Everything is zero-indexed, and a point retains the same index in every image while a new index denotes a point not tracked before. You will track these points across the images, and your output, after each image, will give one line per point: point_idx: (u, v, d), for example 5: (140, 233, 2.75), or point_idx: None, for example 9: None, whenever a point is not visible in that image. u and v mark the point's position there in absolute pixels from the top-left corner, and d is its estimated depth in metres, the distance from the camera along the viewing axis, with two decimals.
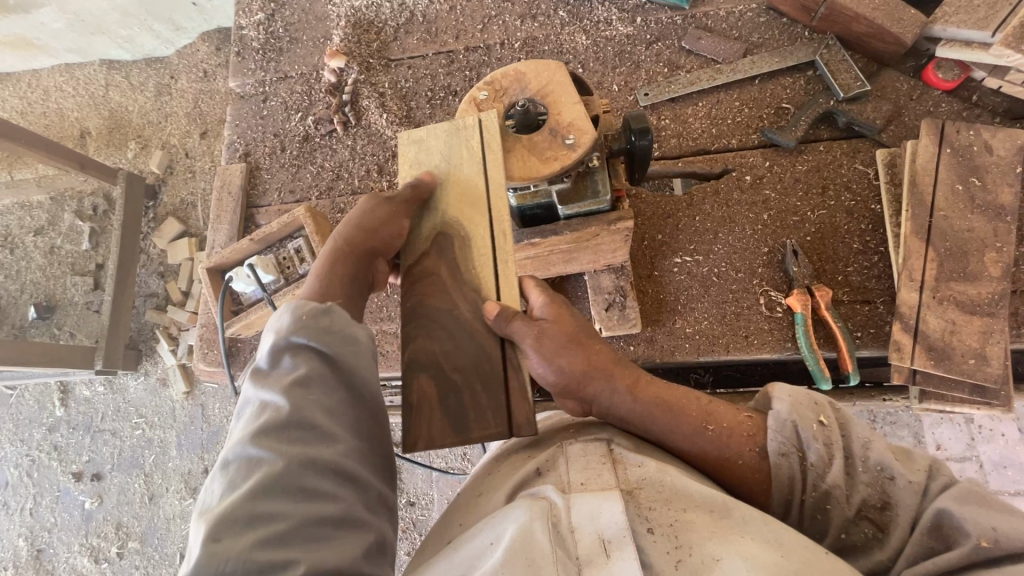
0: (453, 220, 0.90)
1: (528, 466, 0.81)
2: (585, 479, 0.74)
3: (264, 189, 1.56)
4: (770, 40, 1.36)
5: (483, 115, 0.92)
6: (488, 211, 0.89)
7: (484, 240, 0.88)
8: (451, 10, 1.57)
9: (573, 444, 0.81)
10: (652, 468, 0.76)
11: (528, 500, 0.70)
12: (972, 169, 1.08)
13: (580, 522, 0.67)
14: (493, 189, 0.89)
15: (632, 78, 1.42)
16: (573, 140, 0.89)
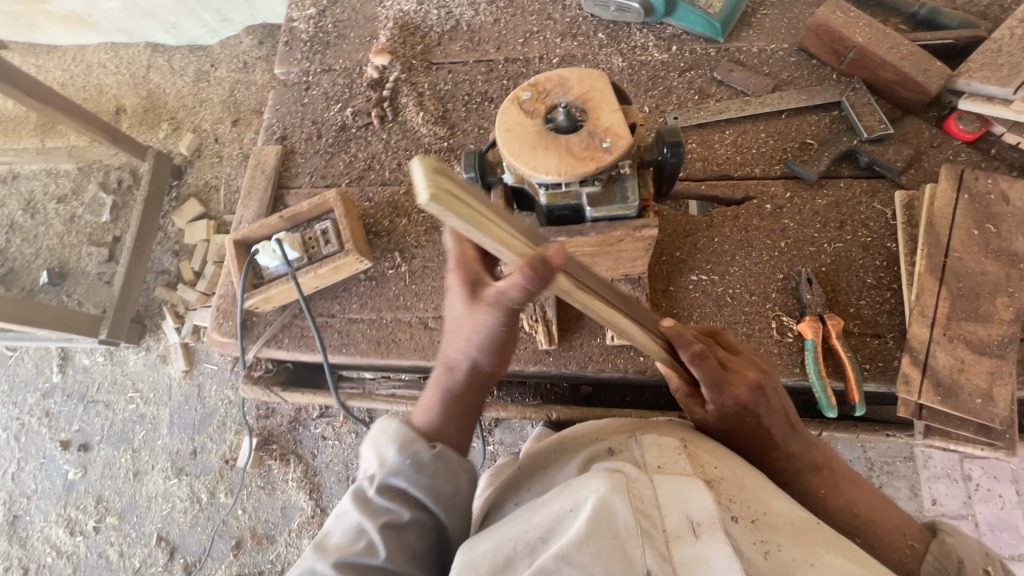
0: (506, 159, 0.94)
1: (602, 449, 0.93)
2: (662, 461, 0.84)
3: (296, 171, 1.60)
4: (800, 78, 1.42)
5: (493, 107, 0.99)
6: (533, 144, 0.94)
7: (543, 161, 0.92)
8: (495, 23, 1.64)
9: (646, 434, 0.91)
10: (728, 472, 0.86)
11: (605, 472, 0.76)
12: (989, 214, 1.11)
13: (669, 502, 0.74)
14: (531, 129, 0.96)
15: (663, 102, 1.48)
16: (609, 143, 0.92)
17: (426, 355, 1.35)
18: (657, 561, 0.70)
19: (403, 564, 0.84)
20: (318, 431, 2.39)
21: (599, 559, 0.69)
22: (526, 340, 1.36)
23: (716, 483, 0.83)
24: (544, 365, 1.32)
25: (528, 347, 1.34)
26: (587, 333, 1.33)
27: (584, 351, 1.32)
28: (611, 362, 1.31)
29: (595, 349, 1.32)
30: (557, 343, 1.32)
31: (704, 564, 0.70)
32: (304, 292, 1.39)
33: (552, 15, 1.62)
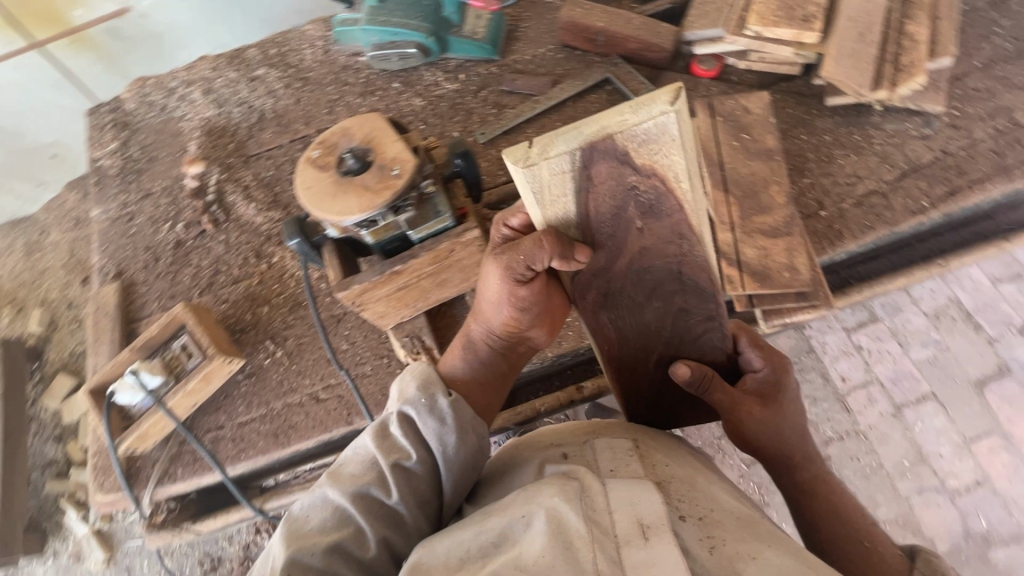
0: (318, 214, 1.00)
1: (557, 452, 0.93)
2: (616, 466, 0.87)
3: (143, 301, 1.54)
4: (571, 69, 1.62)
5: (299, 171, 1.06)
6: (335, 192, 1.01)
7: (348, 203, 0.99)
8: (297, 102, 1.72)
9: (601, 439, 0.95)
10: (679, 472, 0.90)
11: (561, 481, 0.76)
12: (742, 127, 1.33)
13: (618, 502, 0.74)
14: (330, 180, 1.02)
15: (468, 123, 1.61)
16: (398, 170, 1.00)
17: (327, 427, 1.33)
18: (608, 565, 0.66)
19: (411, 506, 0.86)
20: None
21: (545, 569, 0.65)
22: None
23: (666, 484, 0.86)
24: None
25: None
26: None
27: None
28: None
29: None
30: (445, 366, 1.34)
31: (651, 566, 0.66)
32: (181, 413, 1.33)
33: (347, 80, 1.73)
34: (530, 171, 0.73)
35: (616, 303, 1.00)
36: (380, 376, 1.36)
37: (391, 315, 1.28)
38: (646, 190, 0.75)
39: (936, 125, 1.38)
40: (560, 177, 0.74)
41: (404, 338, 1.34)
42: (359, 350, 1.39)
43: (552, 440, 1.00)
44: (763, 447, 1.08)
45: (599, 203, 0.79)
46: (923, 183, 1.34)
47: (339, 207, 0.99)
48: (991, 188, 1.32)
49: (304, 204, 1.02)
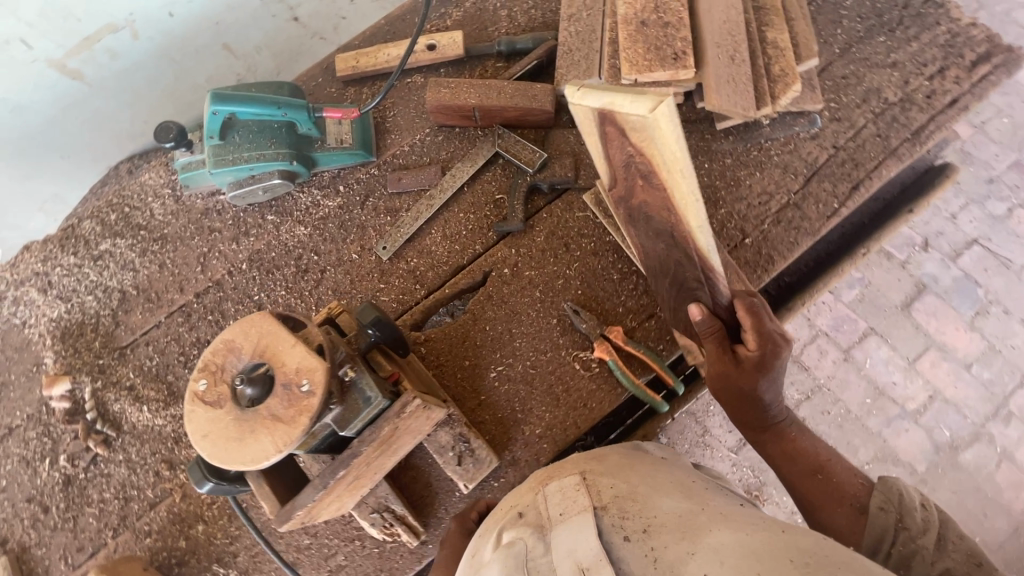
0: (230, 463, 0.83)
1: (515, 513, 0.91)
2: (563, 509, 0.85)
3: (45, 567, 1.27)
4: (456, 151, 1.50)
5: (187, 412, 0.87)
6: (242, 433, 0.83)
7: (263, 442, 0.82)
8: (162, 267, 1.47)
9: (551, 484, 0.91)
10: (622, 486, 0.86)
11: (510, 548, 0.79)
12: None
13: (556, 554, 0.77)
14: (231, 416, 0.85)
15: (365, 239, 1.45)
16: (308, 384, 0.84)
17: None
18: None
19: None
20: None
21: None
22: (398, 546, 1.20)
23: (609, 508, 0.83)
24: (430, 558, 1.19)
25: (403, 551, 1.20)
26: (442, 495, 1.22)
27: (451, 514, 1.21)
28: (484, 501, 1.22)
29: (462, 505, 1.22)
30: (425, 528, 1.20)
31: None
32: None
33: (213, 225, 1.50)
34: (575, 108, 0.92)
35: (640, 225, 1.15)
36: (357, 563, 1.20)
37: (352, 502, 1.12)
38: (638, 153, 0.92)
39: (821, 122, 1.39)
40: (594, 121, 0.92)
41: (371, 515, 1.18)
42: (324, 539, 1.21)
43: (521, 497, 0.96)
44: (733, 399, 1.15)
45: (620, 153, 0.97)
46: (827, 185, 1.36)
47: (254, 450, 0.82)
48: (886, 172, 1.36)
49: (209, 454, 0.84)
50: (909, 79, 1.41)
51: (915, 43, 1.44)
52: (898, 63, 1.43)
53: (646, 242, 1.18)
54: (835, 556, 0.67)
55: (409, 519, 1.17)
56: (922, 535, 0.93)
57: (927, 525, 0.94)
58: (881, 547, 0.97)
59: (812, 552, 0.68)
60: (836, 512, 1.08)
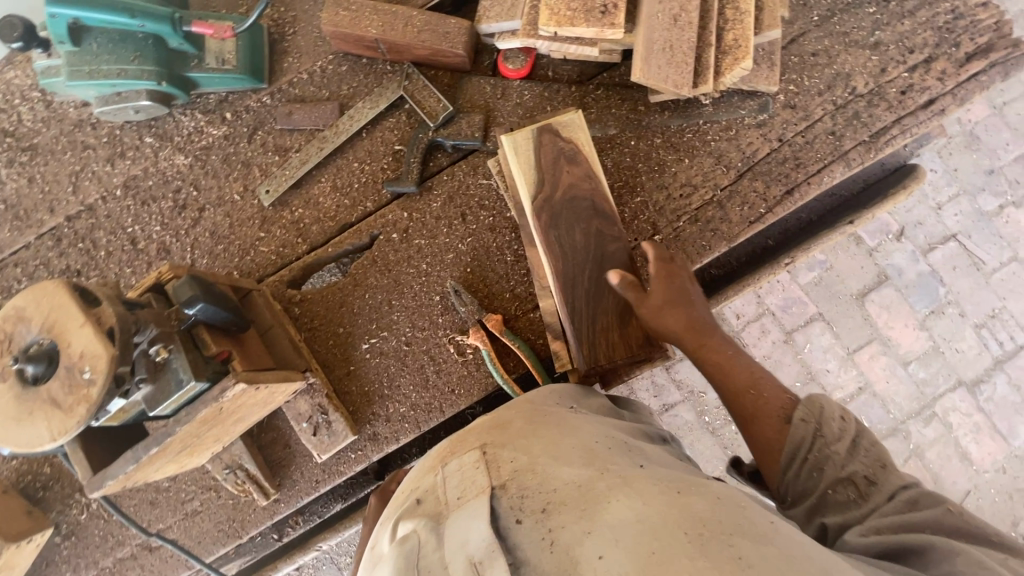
0: (10, 442, 0.79)
1: (411, 498, 0.77)
2: (462, 491, 0.73)
3: None
4: (359, 87, 1.31)
5: None
6: (21, 415, 0.79)
7: (41, 427, 0.78)
8: (31, 183, 1.35)
9: (450, 462, 0.78)
10: (523, 458, 0.75)
11: (396, 548, 0.66)
12: (570, 159, 1.11)
13: (450, 547, 0.64)
14: (13, 393, 0.80)
15: (249, 179, 1.32)
16: (90, 371, 0.78)
17: (170, 574, 1.24)
18: None
19: None
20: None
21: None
22: (251, 500, 1.23)
23: (509, 485, 0.72)
24: (281, 514, 1.22)
25: (257, 506, 1.22)
26: (300, 459, 1.22)
27: (306, 478, 1.22)
28: (338, 471, 1.22)
29: (318, 471, 1.22)
30: (278, 487, 1.21)
31: None
32: None
33: (86, 141, 1.36)
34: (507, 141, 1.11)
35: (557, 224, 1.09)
36: (211, 511, 1.23)
37: (192, 461, 1.11)
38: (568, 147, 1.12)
39: (771, 108, 1.20)
40: (527, 148, 1.11)
41: (224, 471, 1.19)
42: (181, 485, 1.24)
43: (417, 477, 0.82)
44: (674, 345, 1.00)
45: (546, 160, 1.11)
46: (759, 184, 1.20)
47: (32, 435, 0.78)
48: (828, 179, 1.19)
49: None
50: (888, 66, 1.19)
51: (907, 21, 1.19)
52: (881, 44, 1.20)
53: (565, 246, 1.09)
54: (733, 518, 0.62)
55: (259, 479, 1.19)
56: (837, 442, 0.86)
57: (843, 433, 0.87)
58: (798, 455, 0.88)
59: (706, 524, 0.61)
60: (762, 427, 0.93)
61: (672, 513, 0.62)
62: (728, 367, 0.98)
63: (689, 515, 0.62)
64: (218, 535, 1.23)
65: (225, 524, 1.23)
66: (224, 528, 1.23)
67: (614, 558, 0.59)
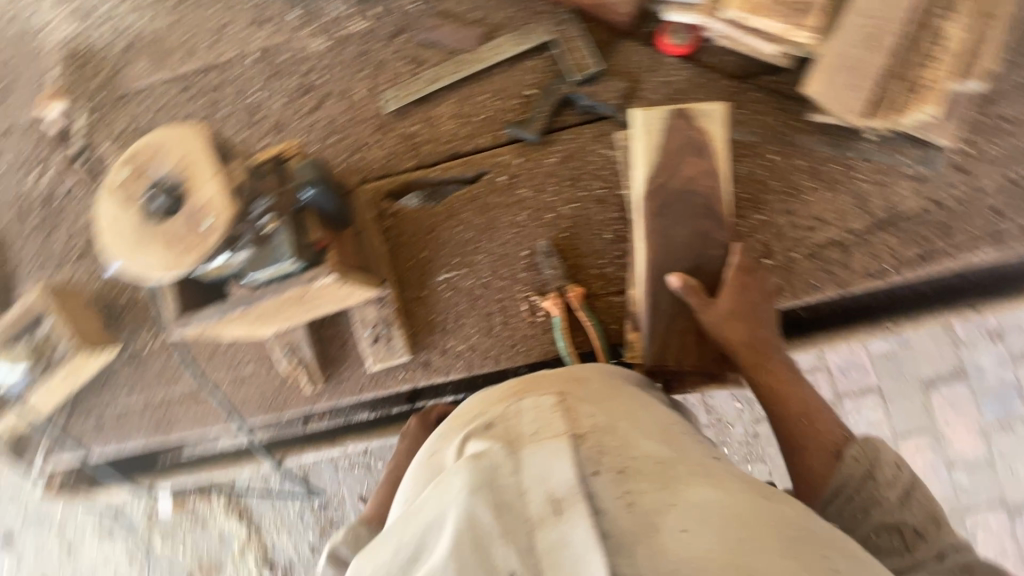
0: (124, 264, 0.84)
1: (479, 424, 0.78)
2: (537, 428, 0.71)
3: (17, 261, 1.42)
4: (510, 19, 1.27)
5: (102, 196, 0.86)
6: (139, 243, 0.83)
7: (154, 259, 0.82)
8: (175, 26, 1.39)
9: (525, 400, 0.78)
10: (604, 418, 0.75)
11: (472, 461, 0.66)
12: (697, 149, 1.04)
13: (529, 477, 0.63)
14: (136, 221, 0.84)
15: (376, 81, 1.31)
16: (210, 223, 0.81)
17: (209, 424, 1.32)
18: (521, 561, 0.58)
19: None
20: (190, 515, 2.12)
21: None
22: (297, 383, 1.28)
23: (589, 437, 0.71)
24: (321, 405, 1.27)
25: (300, 390, 1.28)
26: (351, 361, 1.26)
27: (352, 381, 1.26)
28: (383, 384, 1.25)
29: (365, 377, 1.26)
30: (325, 380, 1.26)
31: (569, 548, 0.58)
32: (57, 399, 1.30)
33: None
34: (636, 120, 1.05)
35: (664, 214, 1.04)
36: (259, 381, 1.29)
37: (255, 332, 1.15)
38: (699, 135, 1.04)
39: (936, 164, 1.10)
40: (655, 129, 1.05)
41: (284, 348, 1.26)
42: (237, 350, 1.30)
43: (483, 409, 0.85)
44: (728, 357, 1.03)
45: (671, 143, 1.04)
46: (894, 240, 1.11)
47: (144, 264, 0.83)
48: (972, 257, 1.09)
49: (109, 246, 0.84)
50: None
51: None
52: None
53: (664, 237, 1.04)
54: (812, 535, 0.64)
55: (311, 368, 1.23)
56: (887, 488, 0.87)
57: (895, 482, 0.87)
58: (844, 491, 0.91)
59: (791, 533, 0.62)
60: (810, 457, 0.97)
61: (757, 513, 0.63)
62: (779, 388, 1.01)
63: (771, 521, 0.63)
64: (261, 405, 1.29)
65: (269, 397, 1.29)
66: (267, 400, 1.29)
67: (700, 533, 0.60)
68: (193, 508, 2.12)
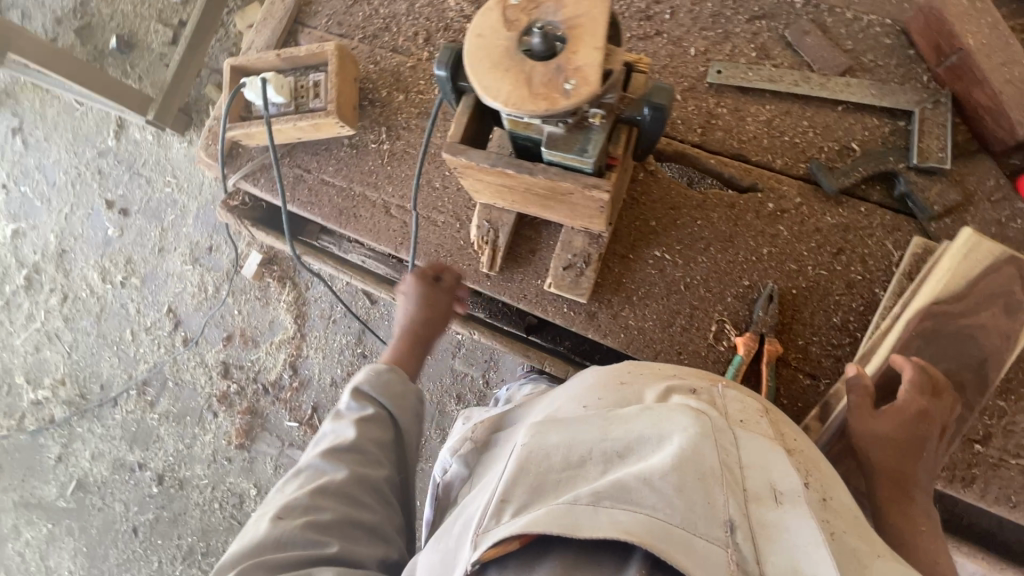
0: (471, 75, 0.85)
1: (678, 382, 0.84)
2: (743, 416, 0.77)
3: (316, 10, 1.51)
4: (882, 68, 1.18)
5: (486, 7, 0.88)
6: (497, 65, 0.84)
7: (502, 87, 0.83)
8: None
9: (729, 387, 0.82)
10: (805, 450, 0.77)
11: (695, 412, 0.71)
12: (1008, 308, 0.94)
13: (750, 458, 0.69)
14: (506, 46, 0.85)
15: (715, 47, 1.26)
16: (572, 86, 0.81)
17: (379, 240, 1.37)
18: (739, 514, 0.63)
19: (326, 518, 0.88)
20: (260, 287, 2.08)
21: (681, 494, 0.63)
22: (473, 257, 1.31)
23: (795, 455, 0.75)
24: (479, 287, 1.30)
25: (472, 264, 1.31)
26: (531, 271, 1.27)
27: (520, 287, 1.27)
28: (543, 307, 1.26)
29: (532, 290, 1.27)
30: (499, 271, 1.28)
31: (782, 530, 0.63)
32: (281, 139, 1.39)
33: None
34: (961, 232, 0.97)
35: (929, 342, 0.96)
36: (443, 234, 1.33)
37: (481, 193, 1.16)
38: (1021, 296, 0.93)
39: None
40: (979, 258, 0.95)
41: (484, 221, 1.25)
42: (443, 196, 1.34)
43: (671, 369, 0.89)
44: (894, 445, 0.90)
45: (986, 281, 0.95)
46: None
47: (489, 85, 0.83)
48: None
49: (468, 52, 0.86)
50: None
51: None
52: None
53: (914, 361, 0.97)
54: None
55: (497, 253, 1.24)
56: None
57: None
58: None
59: None
60: None
61: None
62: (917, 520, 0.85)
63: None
64: (431, 254, 1.33)
65: (443, 252, 1.33)
66: (439, 254, 1.33)
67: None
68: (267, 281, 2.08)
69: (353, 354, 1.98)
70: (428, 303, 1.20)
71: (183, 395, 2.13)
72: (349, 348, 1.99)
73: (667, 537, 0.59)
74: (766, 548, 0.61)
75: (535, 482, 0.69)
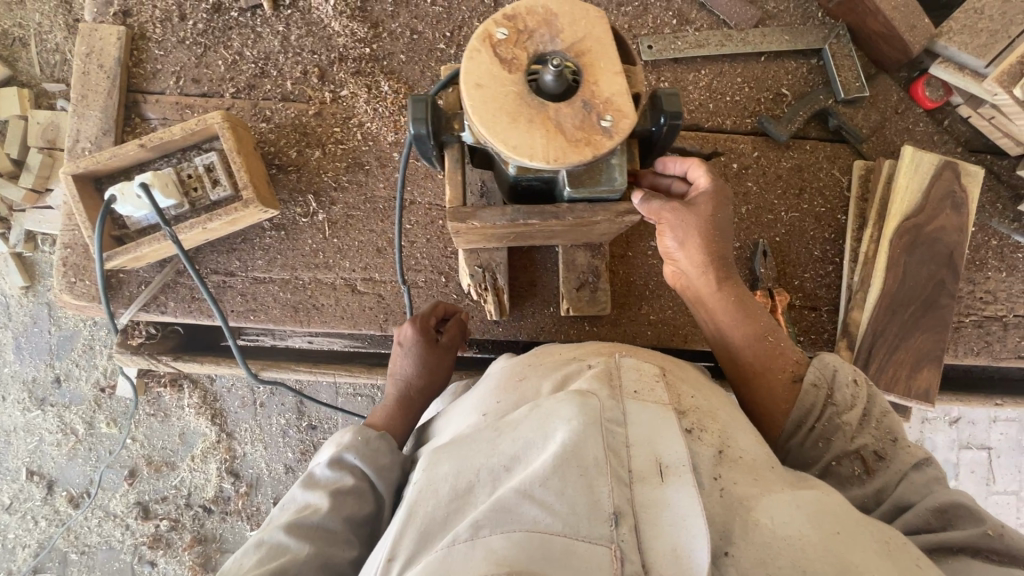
0: (488, 135, 0.71)
1: (575, 363, 0.75)
2: (640, 387, 0.67)
3: (155, 69, 1.16)
4: (784, 13, 1.26)
5: (473, 47, 0.73)
6: (516, 118, 0.71)
7: (531, 141, 0.71)
8: None
9: (626, 355, 0.71)
10: (705, 402, 0.71)
11: (581, 396, 0.63)
12: (955, 204, 1.15)
13: (637, 433, 0.62)
14: (516, 90, 0.72)
15: (636, 23, 1.24)
16: (609, 121, 0.72)
17: (357, 325, 1.17)
18: (623, 502, 0.57)
19: None
20: (152, 401, 1.72)
21: (564, 496, 0.56)
22: (474, 307, 1.19)
23: (688, 415, 0.67)
24: (493, 336, 1.20)
25: (476, 315, 1.19)
26: (539, 301, 1.20)
27: (534, 321, 1.20)
28: (564, 333, 1.21)
29: (548, 320, 1.20)
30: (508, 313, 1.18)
31: (664, 507, 0.58)
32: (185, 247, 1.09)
33: None
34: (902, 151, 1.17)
35: (911, 252, 1.15)
36: (431, 294, 1.18)
37: (475, 243, 1.02)
38: (961, 193, 1.15)
39: None
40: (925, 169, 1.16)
41: (475, 267, 1.09)
42: (416, 253, 1.18)
43: (573, 352, 0.79)
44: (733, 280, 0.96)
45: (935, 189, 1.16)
46: None
47: (515, 142, 0.71)
48: None
49: (473, 108, 0.71)
50: None
51: None
52: None
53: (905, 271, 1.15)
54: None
55: (504, 297, 1.12)
56: None
57: None
58: None
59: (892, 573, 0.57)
60: None
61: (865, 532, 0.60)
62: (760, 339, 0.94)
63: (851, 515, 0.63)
64: None
65: None
66: None
67: (788, 519, 0.58)
68: (155, 391, 1.71)
69: (301, 433, 1.70)
70: (429, 363, 1.02)
71: (99, 559, 1.76)
72: (292, 426, 1.71)
73: (545, 555, 0.53)
74: (651, 530, 0.57)
75: (421, 530, 0.59)
